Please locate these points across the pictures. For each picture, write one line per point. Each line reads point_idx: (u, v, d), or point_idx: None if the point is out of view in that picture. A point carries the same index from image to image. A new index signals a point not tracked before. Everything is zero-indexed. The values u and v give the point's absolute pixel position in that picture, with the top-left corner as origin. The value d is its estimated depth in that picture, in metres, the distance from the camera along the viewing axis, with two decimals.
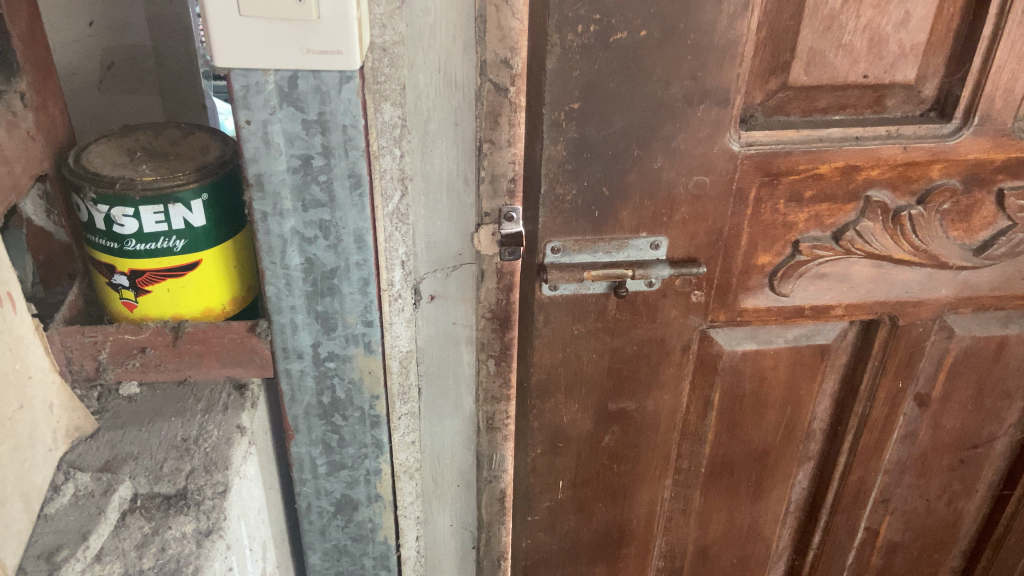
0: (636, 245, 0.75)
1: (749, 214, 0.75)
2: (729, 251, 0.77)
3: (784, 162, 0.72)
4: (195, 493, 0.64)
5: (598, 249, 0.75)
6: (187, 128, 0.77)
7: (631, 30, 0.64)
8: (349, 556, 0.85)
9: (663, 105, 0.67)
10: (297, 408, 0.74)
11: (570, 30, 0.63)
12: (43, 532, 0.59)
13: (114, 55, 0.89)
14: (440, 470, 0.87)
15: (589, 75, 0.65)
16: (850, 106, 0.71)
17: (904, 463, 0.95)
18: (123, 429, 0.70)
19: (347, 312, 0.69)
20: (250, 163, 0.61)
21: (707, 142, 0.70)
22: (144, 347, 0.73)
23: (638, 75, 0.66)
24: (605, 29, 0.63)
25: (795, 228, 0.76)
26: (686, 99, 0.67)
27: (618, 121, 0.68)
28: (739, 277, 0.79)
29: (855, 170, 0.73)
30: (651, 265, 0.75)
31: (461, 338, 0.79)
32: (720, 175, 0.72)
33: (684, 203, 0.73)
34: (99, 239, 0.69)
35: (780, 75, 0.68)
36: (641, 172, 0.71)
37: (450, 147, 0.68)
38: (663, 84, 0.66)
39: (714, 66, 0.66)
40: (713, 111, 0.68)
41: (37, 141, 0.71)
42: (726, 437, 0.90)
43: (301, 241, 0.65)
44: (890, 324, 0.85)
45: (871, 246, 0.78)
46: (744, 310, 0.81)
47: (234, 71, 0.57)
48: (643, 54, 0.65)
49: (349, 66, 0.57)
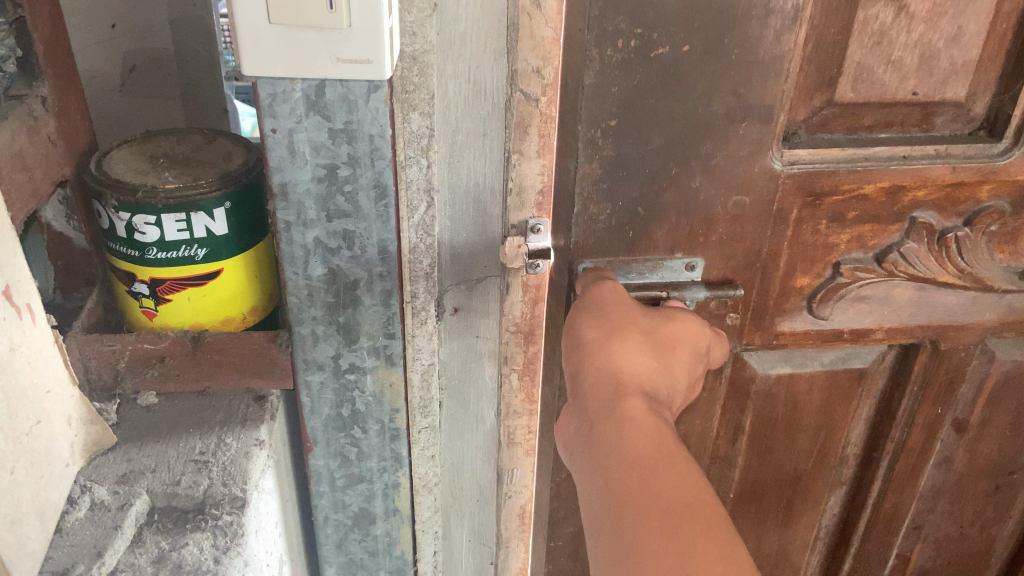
0: (671, 266, 0.73)
1: (790, 235, 0.73)
2: (767, 272, 0.75)
3: (827, 182, 0.70)
4: (213, 508, 0.63)
5: (632, 269, 0.73)
6: (210, 134, 0.76)
7: (674, 44, 0.62)
8: (365, 570, 0.84)
9: (704, 122, 0.66)
10: (316, 420, 0.73)
11: (610, 45, 0.61)
12: (59, 546, 0.58)
13: (137, 58, 0.88)
14: (460, 485, 0.86)
15: (627, 91, 0.64)
16: (896, 123, 0.69)
17: (939, 490, 0.92)
18: (140, 441, 0.68)
19: (368, 324, 0.68)
20: (274, 172, 0.60)
21: (748, 161, 0.68)
22: (163, 356, 0.72)
23: (679, 90, 0.64)
24: (645, 44, 0.62)
25: (835, 249, 0.74)
26: (728, 116, 0.66)
27: (657, 138, 0.66)
28: (776, 299, 0.77)
29: (901, 191, 0.71)
30: (686, 287, 0.73)
31: (484, 351, 0.77)
32: (760, 195, 0.70)
33: (721, 223, 0.71)
34: (119, 247, 0.68)
35: (826, 91, 0.66)
36: (678, 191, 0.69)
37: (478, 157, 0.66)
38: (705, 100, 0.65)
39: (757, 83, 0.64)
40: (755, 128, 0.66)
41: (58, 146, 0.70)
42: (756, 461, 0.88)
43: (324, 251, 0.64)
44: (931, 349, 0.83)
45: (915, 268, 0.76)
46: (780, 334, 0.79)
47: (261, 79, 0.55)
48: (684, 69, 0.63)
49: (378, 75, 0.56)
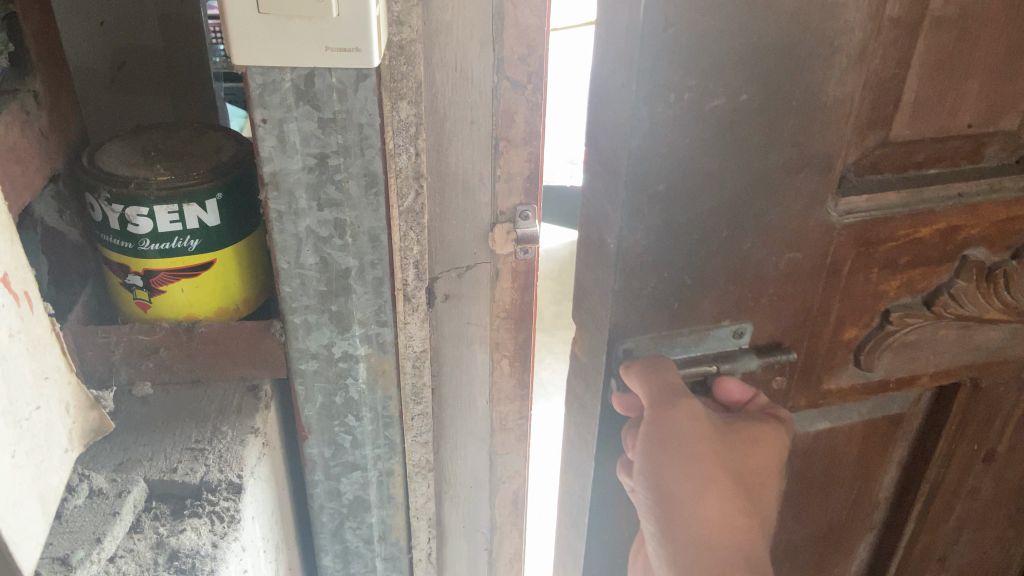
0: (717, 335, 0.66)
1: (842, 289, 0.67)
2: (817, 330, 0.69)
3: (880, 228, 0.64)
4: (210, 493, 0.65)
5: (676, 343, 0.65)
6: (201, 128, 0.76)
7: (732, 94, 0.54)
8: (361, 558, 0.85)
9: (763, 178, 0.59)
10: (311, 409, 0.74)
11: (659, 102, 0.53)
12: (60, 533, 0.58)
13: (125, 56, 0.88)
14: (453, 471, 0.88)
15: (676, 151, 0.55)
16: (947, 158, 0.64)
17: (965, 519, 0.91)
18: (137, 430, 0.69)
19: (360, 311, 0.69)
20: (265, 162, 0.61)
21: (805, 214, 0.61)
22: (158, 348, 0.72)
23: (737, 149, 0.57)
24: (699, 97, 0.53)
25: (883, 299, 0.69)
26: (785, 168, 0.58)
27: (708, 201, 0.58)
28: (823, 358, 0.72)
29: (955, 230, 0.67)
30: (737, 357, 0.67)
31: (475, 337, 0.79)
32: (813, 250, 0.64)
33: (774, 283, 0.65)
34: (113, 239, 0.69)
35: (881, 130, 0.60)
36: (728, 254, 0.62)
37: (467, 145, 0.68)
38: (762, 153, 0.57)
39: (815, 131, 0.57)
40: (813, 179, 0.60)
41: (51, 140, 0.71)
42: (791, 521, 0.86)
43: (316, 241, 0.65)
44: (971, 387, 0.80)
45: (963, 310, 0.71)
46: (824, 393, 0.74)
47: (251, 69, 0.56)
48: (738, 122, 0.55)
49: (366, 63, 0.57)
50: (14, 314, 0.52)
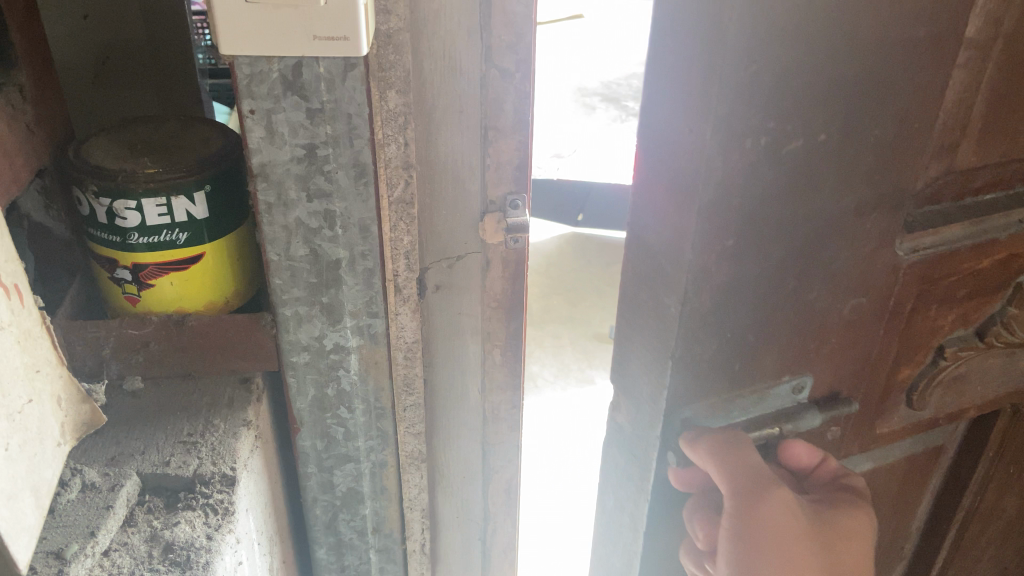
0: (778, 393, 0.69)
1: (901, 328, 0.72)
2: (873, 372, 0.73)
3: (943, 265, 0.69)
4: (203, 486, 0.65)
5: (737, 404, 0.67)
6: (187, 121, 0.76)
7: (812, 135, 0.56)
8: (354, 551, 0.85)
9: (833, 222, 0.61)
10: (303, 401, 0.74)
11: (736, 147, 0.54)
12: (53, 528, 0.58)
13: (110, 51, 0.87)
14: (446, 461, 0.88)
15: (749, 205, 0.57)
16: (1006, 183, 0.69)
17: (995, 538, 0.96)
18: (128, 424, 0.69)
19: (351, 302, 0.69)
20: (253, 153, 0.61)
21: (873, 256, 0.64)
22: (147, 341, 0.72)
23: (816, 188, 0.58)
24: (774, 141, 0.55)
25: (940, 329, 0.74)
26: (858, 211, 0.61)
27: (781, 250, 0.60)
28: (877, 398, 0.76)
29: (1010, 258, 0.73)
30: (799, 414, 0.70)
31: (467, 328, 0.79)
32: (878, 293, 0.67)
33: (835, 330, 0.68)
34: (100, 233, 0.68)
35: (949, 159, 0.64)
36: (799, 304, 0.64)
37: (456, 135, 0.68)
38: (838, 197, 0.60)
39: (894, 169, 0.60)
40: (883, 220, 0.63)
41: (37, 134, 0.71)
42: None
43: (305, 232, 0.65)
44: (1011, 413, 0.85)
45: (1013, 335, 0.76)
46: (875, 430, 0.78)
47: (238, 59, 0.56)
48: (821, 162, 0.57)
49: (355, 52, 0.57)
50: (4, 307, 0.51)
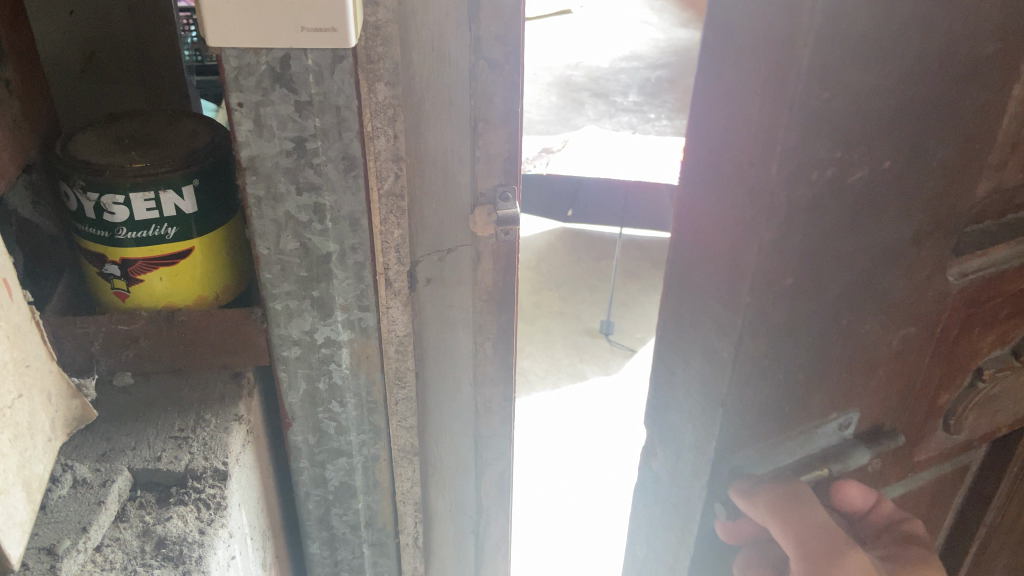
0: (825, 432, 0.63)
1: (946, 355, 0.67)
2: (917, 403, 0.68)
3: (989, 288, 0.64)
4: (195, 481, 0.65)
5: (785, 450, 0.61)
6: (175, 115, 0.76)
7: (876, 163, 0.50)
8: (348, 545, 0.85)
9: (891, 252, 0.56)
10: (294, 396, 0.74)
11: (801, 181, 0.48)
12: (44, 524, 0.57)
13: (97, 45, 0.86)
14: (438, 454, 0.88)
15: (810, 241, 0.51)
16: None
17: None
18: (119, 420, 0.69)
19: (342, 296, 0.69)
20: (242, 147, 0.61)
21: (926, 285, 0.59)
22: (137, 337, 0.72)
23: (875, 220, 0.53)
24: (841, 171, 0.49)
25: (980, 353, 0.70)
26: (915, 240, 0.56)
27: (836, 287, 0.55)
28: (918, 427, 0.70)
29: None
30: (850, 453, 0.64)
31: (457, 321, 0.79)
32: (928, 321, 0.62)
33: (885, 363, 0.62)
34: (88, 228, 0.68)
35: (994, 175, 0.60)
36: (850, 338, 0.59)
37: (446, 128, 0.68)
38: (897, 225, 0.54)
39: (953, 195, 0.55)
40: (940, 246, 0.58)
41: (24, 130, 0.70)
42: None
43: (295, 225, 0.65)
44: None
45: None
46: (914, 457, 0.72)
47: (226, 50, 0.56)
48: (882, 192, 0.52)
49: (343, 44, 0.57)
50: None
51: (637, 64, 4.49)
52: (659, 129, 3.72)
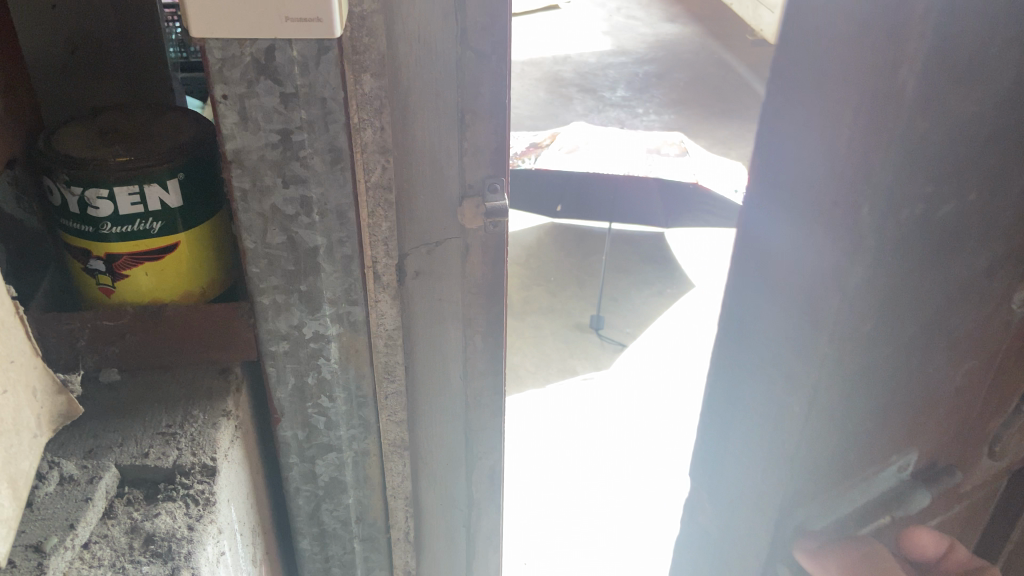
0: (887, 474, 0.66)
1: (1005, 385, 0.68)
2: (973, 434, 0.69)
3: None
4: (183, 477, 0.64)
5: (847, 494, 0.64)
6: (159, 108, 0.75)
7: (960, 198, 0.52)
8: (338, 540, 0.85)
9: (964, 284, 0.57)
10: (283, 391, 0.73)
11: (895, 220, 0.50)
12: (31, 522, 0.57)
13: (79, 40, 0.85)
14: (428, 449, 0.88)
15: (895, 278, 0.53)
16: None
17: None
18: (106, 416, 0.68)
19: (330, 290, 0.69)
20: (227, 139, 0.60)
21: (991, 316, 0.61)
22: (123, 333, 0.71)
23: (952, 253, 0.55)
24: (928, 207, 0.51)
25: None
26: (987, 271, 0.58)
27: (911, 318, 0.57)
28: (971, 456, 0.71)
29: None
30: (911, 494, 0.67)
31: (447, 314, 0.79)
32: (990, 351, 0.64)
33: (949, 394, 0.64)
34: (72, 223, 0.67)
35: None
36: (919, 372, 0.61)
37: (433, 119, 0.68)
38: (972, 258, 0.56)
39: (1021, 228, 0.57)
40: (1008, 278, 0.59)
41: (5, 123, 0.69)
42: None
43: (282, 219, 0.64)
44: None
45: None
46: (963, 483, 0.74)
47: (209, 42, 0.56)
48: (962, 225, 0.54)
49: (328, 34, 0.56)
50: None
51: (625, 59, 4.49)
52: (648, 124, 3.72)
